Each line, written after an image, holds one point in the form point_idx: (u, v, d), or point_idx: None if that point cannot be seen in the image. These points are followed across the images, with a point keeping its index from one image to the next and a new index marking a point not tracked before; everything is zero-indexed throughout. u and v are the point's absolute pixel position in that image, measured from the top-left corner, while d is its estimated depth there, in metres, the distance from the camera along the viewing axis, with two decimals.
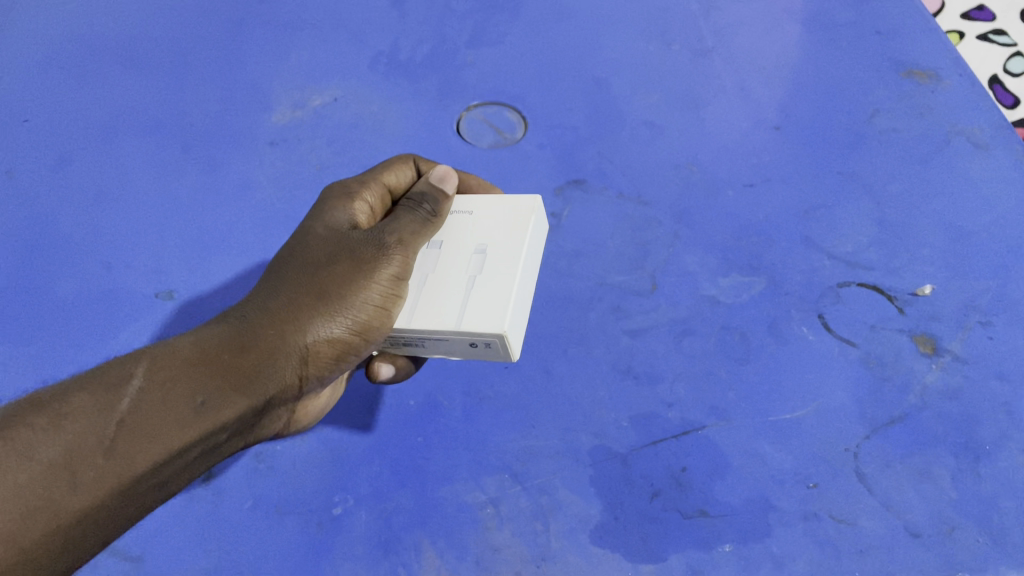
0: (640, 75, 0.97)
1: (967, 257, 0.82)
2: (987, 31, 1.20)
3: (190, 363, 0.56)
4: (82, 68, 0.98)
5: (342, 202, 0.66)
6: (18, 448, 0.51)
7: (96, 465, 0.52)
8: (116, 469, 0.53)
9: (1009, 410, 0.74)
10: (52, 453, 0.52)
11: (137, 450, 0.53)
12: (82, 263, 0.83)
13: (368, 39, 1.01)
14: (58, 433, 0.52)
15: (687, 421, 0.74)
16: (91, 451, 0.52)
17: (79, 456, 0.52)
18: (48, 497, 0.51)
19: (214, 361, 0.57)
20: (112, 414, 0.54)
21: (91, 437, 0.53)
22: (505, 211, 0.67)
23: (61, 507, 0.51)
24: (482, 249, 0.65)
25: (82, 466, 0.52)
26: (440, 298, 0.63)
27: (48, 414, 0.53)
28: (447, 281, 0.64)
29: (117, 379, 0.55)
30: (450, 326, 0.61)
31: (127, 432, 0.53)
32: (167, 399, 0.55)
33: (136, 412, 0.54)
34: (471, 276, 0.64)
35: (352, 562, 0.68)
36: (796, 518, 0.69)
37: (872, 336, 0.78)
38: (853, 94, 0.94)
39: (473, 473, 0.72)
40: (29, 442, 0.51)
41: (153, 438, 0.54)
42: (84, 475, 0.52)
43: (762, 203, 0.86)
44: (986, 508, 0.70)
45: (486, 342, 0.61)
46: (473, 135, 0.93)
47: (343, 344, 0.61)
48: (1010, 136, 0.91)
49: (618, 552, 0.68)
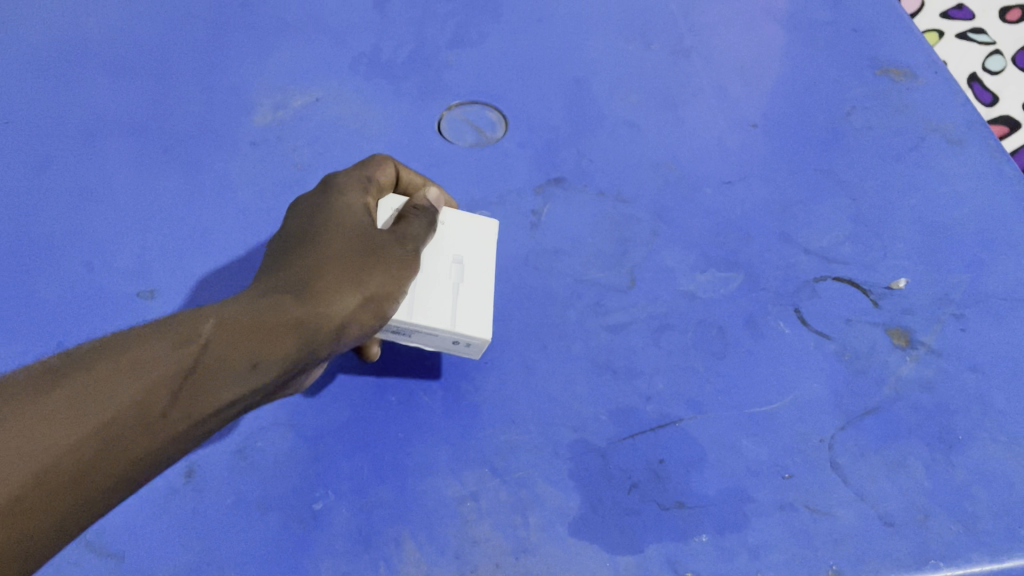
0: (619, 74, 0.98)
1: (943, 252, 0.84)
2: (966, 30, 1.22)
3: (251, 325, 0.57)
4: (62, 71, 0.99)
5: (350, 193, 0.68)
6: (94, 389, 0.52)
7: (160, 412, 0.54)
8: (178, 417, 0.54)
9: (983, 402, 0.75)
10: (123, 397, 0.53)
11: (169, 415, 0.54)
12: (63, 264, 0.84)
13: (351, 39, 1.02)
14: (129, 377, 0.53)
15: (665, 415, 0.75)
16: (157, 399, 0.54)
17: (147, 402, 0.53)
18: (117, 437, 0.52)
19: (264, 325, 0.58)
20: (180, 365, 0.55)
21: (147, 392, 0.53)
22: (474, 227, 0.73)
23: (115, 458, 0.52)
24: (460, 259, 0.71)
25: (149, 412, 0.53)
26: (432, 297, 0.68)
27: (104, 367, 0.53)
28: (433, 282, 0.69)
29: (156, 343, 0.55)
30: (445, 325, 0.67)
31: (191, 384, 0.55)
32: (230, 357, 0.56)
33: (201, 366, 0.55)
34: (456, 281, 0.70)
35: (333, 557, 0.69)
36: (771, 509, 0.70)
37: (847, 329, 0.79)
38: (828, 92, 0.96)
39: (454, 468, 0.73)
40: (103, 384, 0.53)
41: (213, 393, 0.55)
42: (150, 420, 0.53)
43: (740, 199, 0.88)
44: (959, 496, 0.71)
45: (467, 342, 0.69)
46: (454, 134, 0.94)
47: (377, 322, 0.63)
48: (983, 133, 0.92)
49: (596, 544, 0.69)
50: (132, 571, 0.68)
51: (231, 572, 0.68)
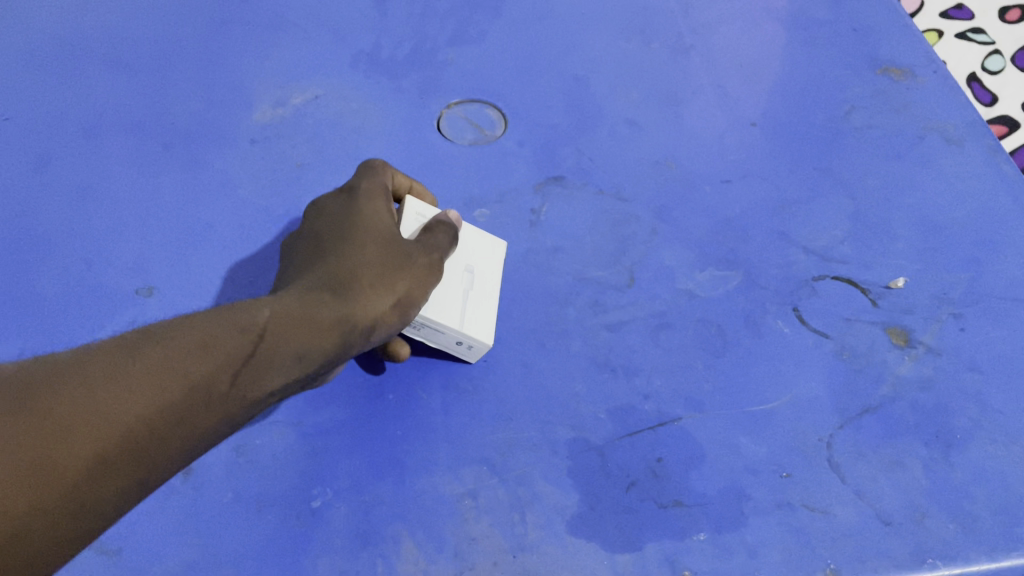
0: (619, 73, 0.98)
1: (942, 251, 0.84)
2: (965, 30, 1.22)
3: (303, 318, 0.59)
4: (61, 67, 0.98)
5: (375, 199, 0.70)
6: (156, 371, 0.53)
7: (216, 397, 0.55)
8: (232, 403, 0.55)
9: (981, 402, 0.75)
10: (183, 381, 0.53)
11: (220, 402, 0.55)
12: (61, 260, 0.84)
13: (350, 37, 1.02)
14: (189, 362, 0.54)
15: (664, 413, 0.75)
16: (214, 384, 0.55)
17: (206, 386, 0.54)
18: (176, 418, 0.53)
19: (314, 319, 0.59)
20: (237, 352, 0.56)
21: (205, 377, 0.54)
22: (486, 242, 0.78)
23: (172, 439, 0.53)
24: (471, 268, 0.75)
25: (206, 396, 0.54)
26: (445, 298, 0.72)
27: (164, 349, 0.54)
28: (446, 284, 0.73)
29: (195, 335, 0.56)
30: (454, 324, 0.71)
31: (247, 371, 0.56)
32: (283, 347, 0.58)
33: (256, 354, 0.57)
34: (466, 287, 0.74)
35: (331, 554, 0.69)
36: (769, 508, 0.70)
37: (846, 328, 0.79)
38: (828, 92, 0.96)
39: (452, 466, 0.73)
40: (165, 367, 0.53)
41: (265, 380, 0.57)
42: (206, 404, 0.54)
43: (739, 198, 0.88)
44: (957, 496, 0.71)
45: (468, 344, 0.73)
46: (454, 132, 0.93)
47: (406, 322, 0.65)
48: (982, 133, 0.92)
49: (595, 542, 0.69)
50: (130, 567, 0.68)
51: (229, 569, 0.68)
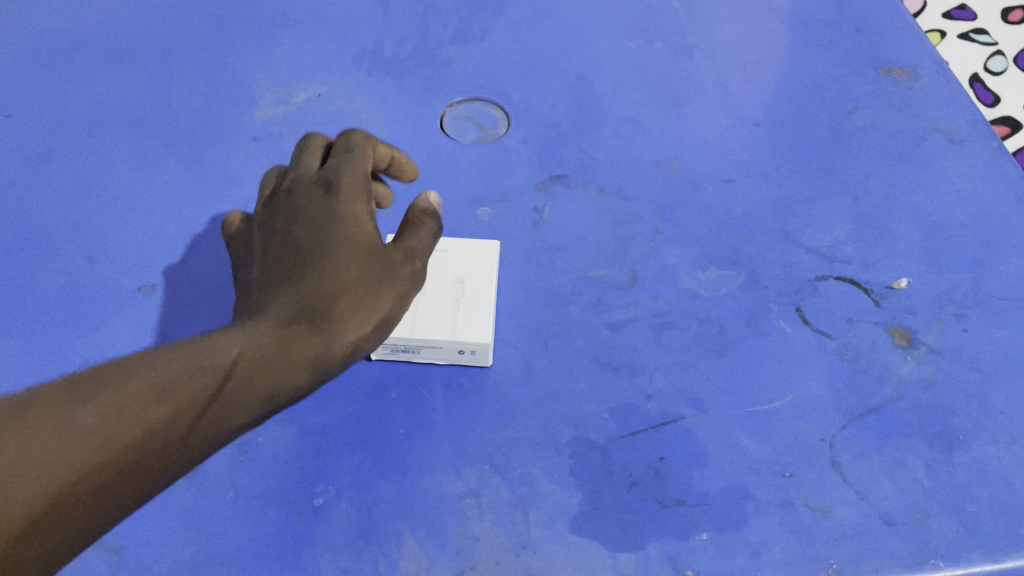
0: (622, 72, 0.98)
1: (945, 252, 0.84)
2: (967, 30, 1.22)
3: (276, 352, 0.56)
4: (63, 64, 0.98)
5: (353, 203, 0.65)
6: (117, 411, 0.50)
7: (180, 437, 0.52)
8: (195, 441, 0.53)
9: (983, 402, 0.75)
10: (146, 423, 0.50)
11: (182, 444, 0.52)
12: (63, 258, 0.83)
13: (353, 35, 1.02)
14: (153, 401, 0.51)
15: (666, 413, 0.75)
16: (178, 424, 0.52)
17: (170, 427, 0.51)
18: (137, 462, 0.50)
19: (286, 355, 0.56)
20: (203, 390, 0.53)
21: (169, 417, 0.51)
22: (472, 248, 0.81)
23: (132, 482, 0.50)
24: (461, 279, 0.79)
25: (170, 436, 0.51)
26: (434, 315, 0.76)
27: (126, 388, 0.51)
28: (435, 302, 0.77)
29: (161, 374, 0.52)
30: (445, 335, 0.74)
31: (213, 410, 0.53)
32: (252, 383, 0.55)
33: (223, 392, 0.54)
34: (456, 300, 0.77)
35: (332, 553, 0.69)
36: (771, 507, 0.70)
37: (849, 329, 0.79)
38: (831, 91, 0.96)
39: (454, 464, 0.72)
40: (127, 407, 0.50)
41: (231, 417, 0.54)
42: (169, 445, 0.51)
43: (742, 198, 0.87)
44: (959, 496, 0.71)
45: (470, 350, 0.76)
46: (456, 131, 0.93)
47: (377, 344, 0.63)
48: (985, 133, 0.92)
49: (596, 542, 0.69)
50: (131, 565, 0.68)
51: (230, 567, 0.68)
